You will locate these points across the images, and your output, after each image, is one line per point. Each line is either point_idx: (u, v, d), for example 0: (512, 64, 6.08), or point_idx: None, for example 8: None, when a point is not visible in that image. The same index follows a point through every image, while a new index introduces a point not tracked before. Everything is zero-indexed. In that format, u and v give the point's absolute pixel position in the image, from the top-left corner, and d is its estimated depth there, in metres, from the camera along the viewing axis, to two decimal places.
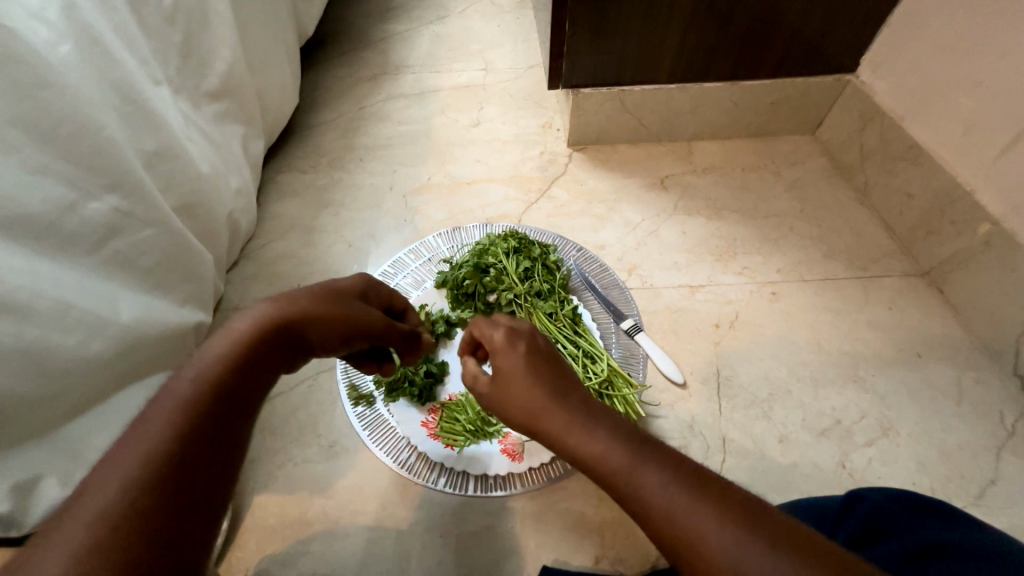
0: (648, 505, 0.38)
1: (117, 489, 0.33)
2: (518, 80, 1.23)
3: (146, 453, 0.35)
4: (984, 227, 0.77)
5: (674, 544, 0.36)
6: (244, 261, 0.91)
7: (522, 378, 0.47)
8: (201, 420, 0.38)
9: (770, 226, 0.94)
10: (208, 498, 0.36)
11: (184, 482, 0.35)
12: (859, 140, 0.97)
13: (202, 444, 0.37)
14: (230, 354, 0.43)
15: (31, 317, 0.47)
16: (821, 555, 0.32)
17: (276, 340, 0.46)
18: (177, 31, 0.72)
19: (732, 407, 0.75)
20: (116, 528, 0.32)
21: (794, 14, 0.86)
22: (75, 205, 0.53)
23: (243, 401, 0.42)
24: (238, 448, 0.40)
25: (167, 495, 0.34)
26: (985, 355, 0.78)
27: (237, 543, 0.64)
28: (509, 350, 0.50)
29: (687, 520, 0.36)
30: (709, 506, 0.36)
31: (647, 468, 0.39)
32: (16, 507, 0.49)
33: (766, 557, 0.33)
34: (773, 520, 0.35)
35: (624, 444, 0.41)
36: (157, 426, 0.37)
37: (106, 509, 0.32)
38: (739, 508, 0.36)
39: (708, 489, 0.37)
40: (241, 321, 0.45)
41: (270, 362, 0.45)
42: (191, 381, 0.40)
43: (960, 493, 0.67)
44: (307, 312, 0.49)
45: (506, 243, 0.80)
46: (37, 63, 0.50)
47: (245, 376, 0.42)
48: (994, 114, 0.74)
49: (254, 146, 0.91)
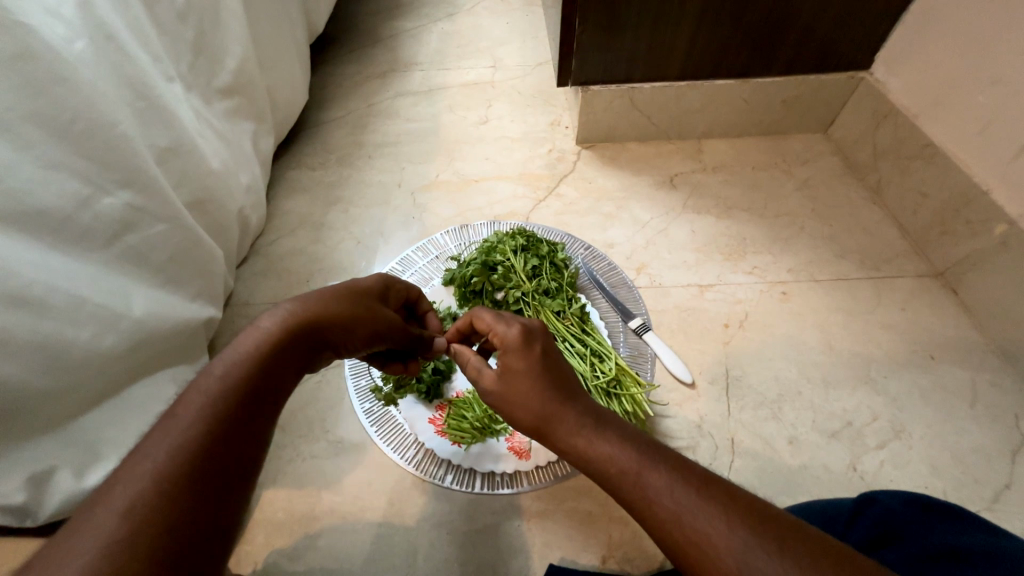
0: (659, 508, 0.38)
1: (145, 482, 0.33)
2: (526, 78, 1.23)
3: (175, 448, 0.35)
4: (1000, 228, 0.76)
5: (682, 548, 0.36)
6: (254, 257, 0.91)
7: (535, 378, 0.46)
8: (227, 417, 0.38)
9: (780, 225, 0.93)
10: (235, 494, 0.37)
11: (212, 477, 0.36)
12: (872, 139, 0.96)
13: (230, 441, 0.38)
14: (258, 352, 0.43)
15: (46, 311, 0.48)
16: (834, 559, 0.33)
17: (301, 338, 0.46)
18: (189, 28, 0.72)
19: (741, 408, 0.74)
20: (148, 520, 0.32)
21: (808, 11, 0.85)
22: (90, 200, 0.53)
23: (269, 400, 0.42)
24: (263, 445, 0.40)
25: (196, 490, 0.34)
26: (1000, 357, 0.77)
27: (246, 536, 0.65)
28: (523, 348, 0.48)
29: (699, 526, 0.36)
30: (719, 509, 0.36)
31: (657, 471, 0.39)
32: (32, 497, 0.49)
33: (778, 564, 0.33)
34: (783, 527, 0.35)
35: (635, 449, 0.41)
36: (185, 422, 0.37)
37: (136, 501, 0.33)
38: (750, 512, 0.36)
39: (718, 493, 0.37)
40: (268, 320, 0.46)
41: (295, 360, 0.45)
42: (219, 378, 0.40)
43: (974, 497, 0.66)
44: (331, 312, 0.49)
45: (515, 241, 0.80)
46: (53, 61, 0.50)
47: (270, 373, 0.43)
48: (1012, 112, 0.73)
49: (264, 142, 0.91)
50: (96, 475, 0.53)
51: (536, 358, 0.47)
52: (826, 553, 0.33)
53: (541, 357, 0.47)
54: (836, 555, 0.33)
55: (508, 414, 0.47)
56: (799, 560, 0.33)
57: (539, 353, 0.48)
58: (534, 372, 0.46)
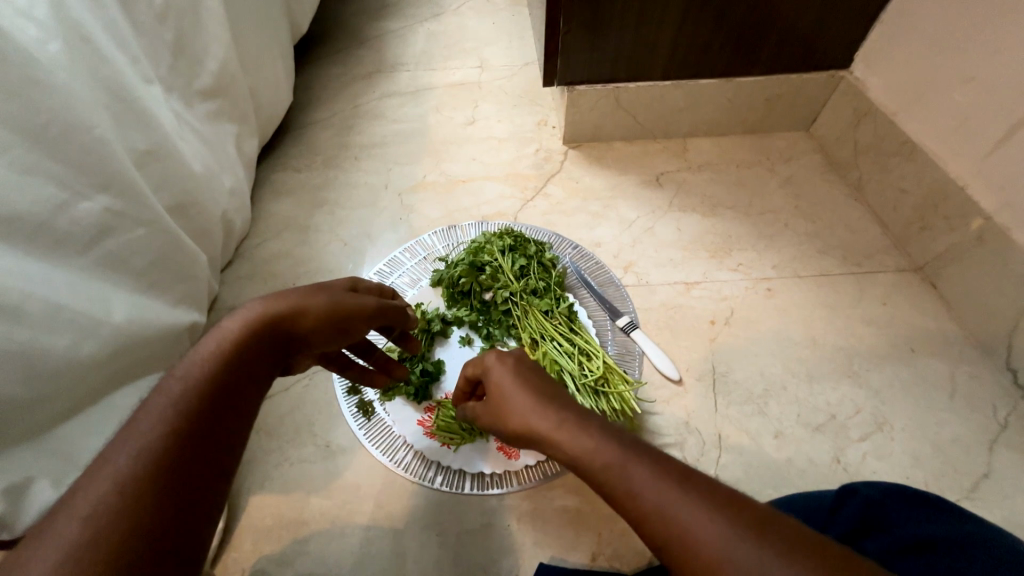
0: (642, 500, 0.38)
1: (109, 486, 0.34)
2: (513, 78, 1.23)
3: (137, 450, 0.36)
4: (977, 223, 0.77)
5: (665, 542, 0.37)
6: (238, 260, 0.91)
7: (517, 388, 0.49)
8: (193, 417, 0.39)
9: (765, 223, 0.94)
10: (204, 494, 0.37)
11: (183, 479, 0.36)
12: (853, 137, 0.98)
13: (195, 442, 0.38)
14: (223, 353, 0.43)
15: (25, 319, 0.47)
16: (816, 551, 0.33)
17: (265, 336, 0.47)
18: (168, 29, 0.71)
19: (727, 403, 0.75)
20: (113, 523, 0.33)
21: (789, 12, 0.86)
22: (67, 205, 0.52)
23: (239, 402, 0.42)
24: (236, 447, 0.41)
25: (162, 490, 0.35)
26: (979, 350, 0.79)
27: (234, 543, 0.64)
28: (504, 365, 0.52)
29: (681, 517, 0.36)
30: (698, 501, 0.36)
31: (639, 465, 0.39)
32: (9, 508, 0.47)
33: (759, 552, 0.33)
34: (764, 520, 0.35)
35: (617, 444, 0.41)
36: (148, 425, 0.38)
37: (99, 504, 0.33)
38: (732, 505, 0.36)
39: (700, 485, 0.37)
40: (231, 320, 0.46)
41: (261, 358, 0.46)
42: (181, 380, 0.41)
43: (954, 486, 0.67)
44: (295, 307, 0.49)
45: (502, 241, 0.80)
46: (25, 63, 0.49)
47: (235, 372, 0.43)
48: (987, 109, 0.74)
49: (247, 144, 0.91)
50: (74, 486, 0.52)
51: (517, 373, 0.50)
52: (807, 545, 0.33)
53: (523, 372, 0.51)
54: (815, 544, 0.33)
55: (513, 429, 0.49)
56: (780, 552, 0.33)
57: (520, 369, 0.51)
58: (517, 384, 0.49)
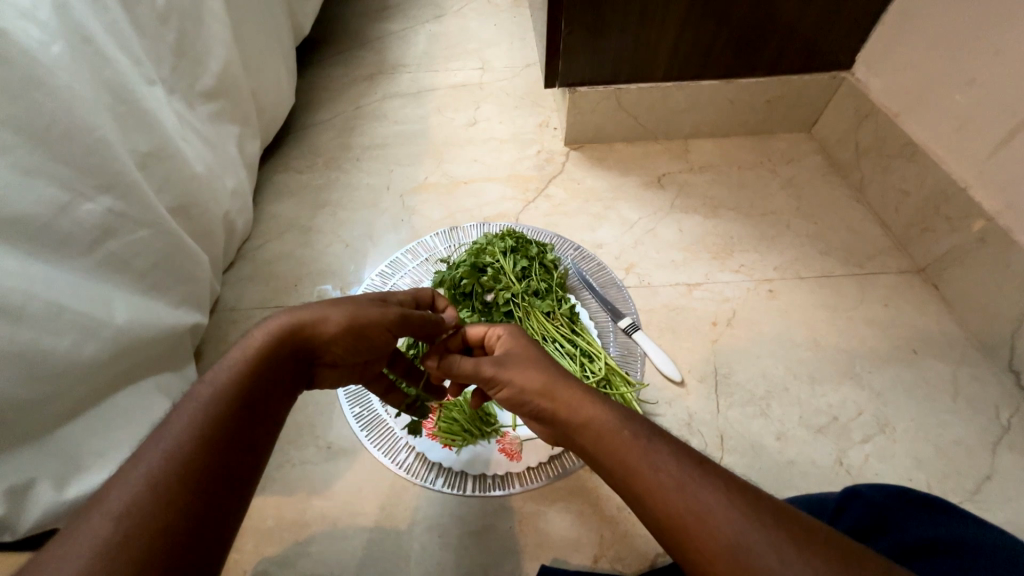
0: (659, 478, 0.41)
1: (139, 487, 0.34)
2: (515, 79, 1.23)
3: (168, 453, 0.36)
4: (979, 224, 0.77)
5: (678, 519, 0.39)
6: (240, 261, 0.91)
7: (535, 365, 0.51)
8: (221, 423, 0.39)
9: (766, 224, 0.95)
10: (230, 500, 0.38)
11: (212, 484, 0.37)
12: (855, 138, 0.98)
13: (224, 448, 0.38)
14: (249, 363, 0.43)
15: (26, 320, 0.47)
16: (820, 538, 0.36)
17: (289, 348, 0.46)
18: (170, 31, 0.71)
19: (729, 405, 0.75)
20: (145, 525, 0.33)
21: (790, 13, 0.87)
22: (70, 206, 0.52)
23: (264, 410, 0.43)
24: (261, 456, 0.41)
25: (190, 495, 0.35)
26: (981, 351, 0.79)
27: (236, 544, 0.64)
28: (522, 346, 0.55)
29: (697, 496, 0.39)
30: (713, 485, 0.40)
31: (660, 449, 0.42)
32: (10, 510, 0.48)
33: (768, 532, 0.37)
34: (773, 509, 0.38)
35: (637, 429, 0.44)
36: (178, 428, 0.38)
37: (130, 505, 0.34)
38: (744, 492, 0.39)
39: (714, 473, 0.41)
40: (258, 330, 0.46)
41: (284, 370, 0.46)
42: (212, 386, 0.41)
43: (956, 488, 0.67)
44: (320, 319, 0.48)
45: (504, 242, 0.80)
46: (28, 64, 0.49)
47: (260, 382, 0.43)
48: (988, 110, 0.74)
49: (249, 145, 0.91)
50: (76, 488, 0.52)
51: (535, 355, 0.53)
52: (810, 531, 0.37)
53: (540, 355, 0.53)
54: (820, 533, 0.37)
55: (524, 403, 0.51)
56: (787, 535, 0.36)
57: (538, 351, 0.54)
58: (532, 362, 0.51)
